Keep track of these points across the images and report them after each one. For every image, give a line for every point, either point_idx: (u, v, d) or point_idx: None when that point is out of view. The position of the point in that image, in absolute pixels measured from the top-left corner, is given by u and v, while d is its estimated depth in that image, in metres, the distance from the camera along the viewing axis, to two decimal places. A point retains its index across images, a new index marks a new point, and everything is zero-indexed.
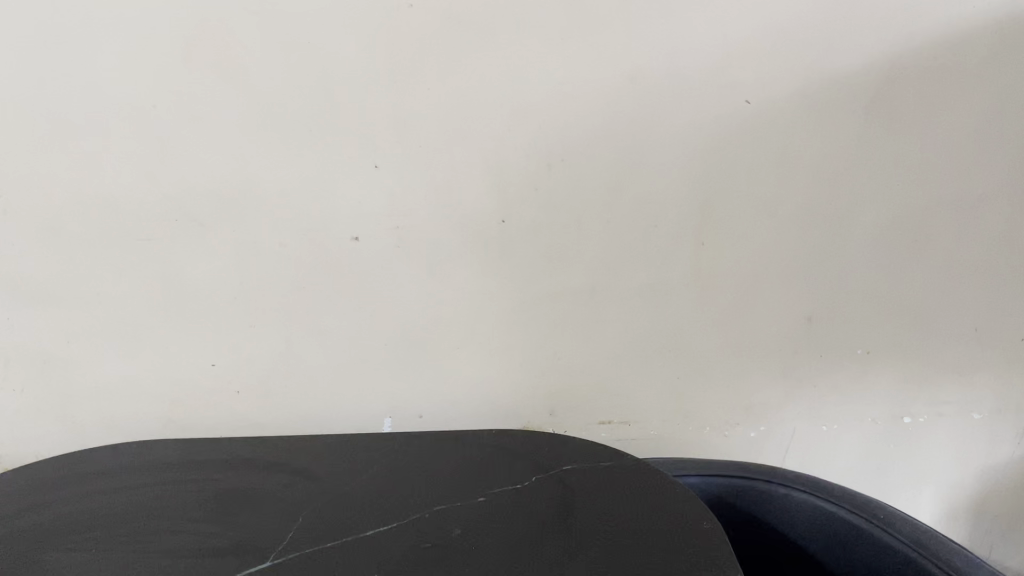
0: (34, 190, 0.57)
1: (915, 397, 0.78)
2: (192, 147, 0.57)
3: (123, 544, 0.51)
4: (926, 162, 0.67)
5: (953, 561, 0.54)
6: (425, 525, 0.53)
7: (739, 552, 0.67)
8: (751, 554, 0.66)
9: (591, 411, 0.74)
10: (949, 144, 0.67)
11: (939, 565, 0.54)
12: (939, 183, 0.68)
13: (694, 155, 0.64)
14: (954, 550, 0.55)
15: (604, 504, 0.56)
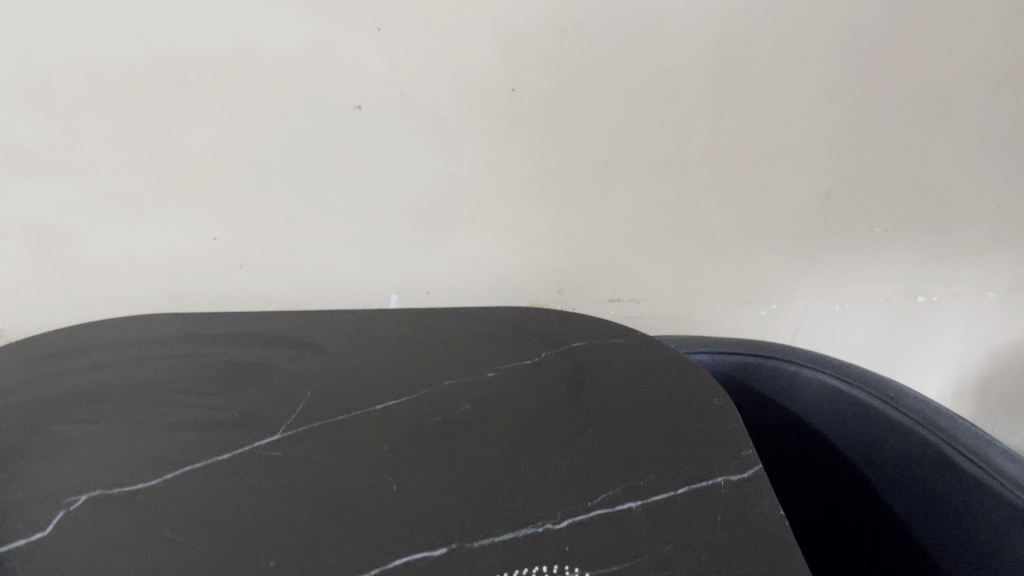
0: (15, 53, 0.53)
1: (931, 275, 0.76)
2: (181, 4, 0.54)
3: (133, 416, 0.51)
4: (963, 28, 0.63)
5: (961, 436, 0.53)
6: (433, 399, 0.54)
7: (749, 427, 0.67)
8: (760, 430, 0.66)
9: (601, 288, 0.73)
10: (989, 9, 0.63)
11: (945, 439, 0.53)
12: (973, 53, 0.65)
13: (716, 20, 0.60)
14: (963, 426, 0.54)
15: (612, 380, 0.55)
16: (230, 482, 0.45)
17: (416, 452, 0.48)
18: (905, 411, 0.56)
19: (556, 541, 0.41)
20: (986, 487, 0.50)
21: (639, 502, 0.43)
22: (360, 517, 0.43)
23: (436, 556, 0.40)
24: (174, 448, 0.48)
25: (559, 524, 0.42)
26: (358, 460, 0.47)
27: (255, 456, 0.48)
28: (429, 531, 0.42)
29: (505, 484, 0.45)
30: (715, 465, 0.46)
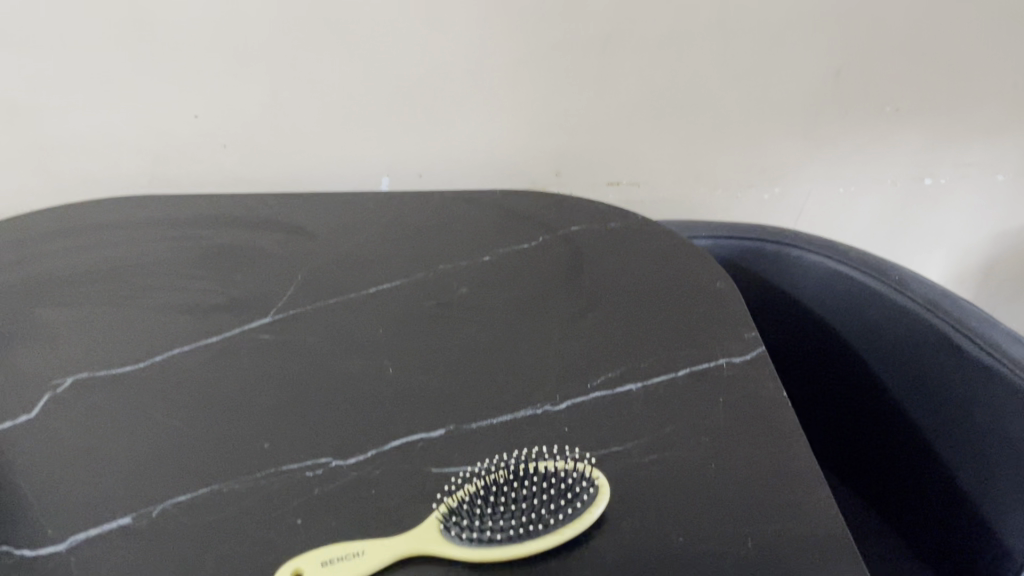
0: None
1: (941, 157, 0.74)
2: None
3: (116, 300, 0.50)
4: None
5: (966, 318, 0.52)
6: (428, 282, 0.52)
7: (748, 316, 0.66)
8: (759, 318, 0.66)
9: (599, 170, 0.71)
10: None
11: (949, 321, 0.52)
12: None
13: None
14: (968, 308, 0.52)
15: (613, 264, 0.54)
16: (222, 366, 0.45)
17: (412, 335, 0.47)
18: (908, 295, 0.55)
19: (556, 422, 0.41)
20: (987, 369, 0.49)
21: (640, 383, 0.43)
22: (355, 400, 0.42)
23: (435, 438, 0.40)
24: (161, 331, 0.47)
25: (559, 405, 0.42)
26: (353, 343, 0.46)
27: (246, 341, 0.46)
28: (426, 413, 0.42)
29: (503, 366, 0.44)
30: (718, 347, 0.45)
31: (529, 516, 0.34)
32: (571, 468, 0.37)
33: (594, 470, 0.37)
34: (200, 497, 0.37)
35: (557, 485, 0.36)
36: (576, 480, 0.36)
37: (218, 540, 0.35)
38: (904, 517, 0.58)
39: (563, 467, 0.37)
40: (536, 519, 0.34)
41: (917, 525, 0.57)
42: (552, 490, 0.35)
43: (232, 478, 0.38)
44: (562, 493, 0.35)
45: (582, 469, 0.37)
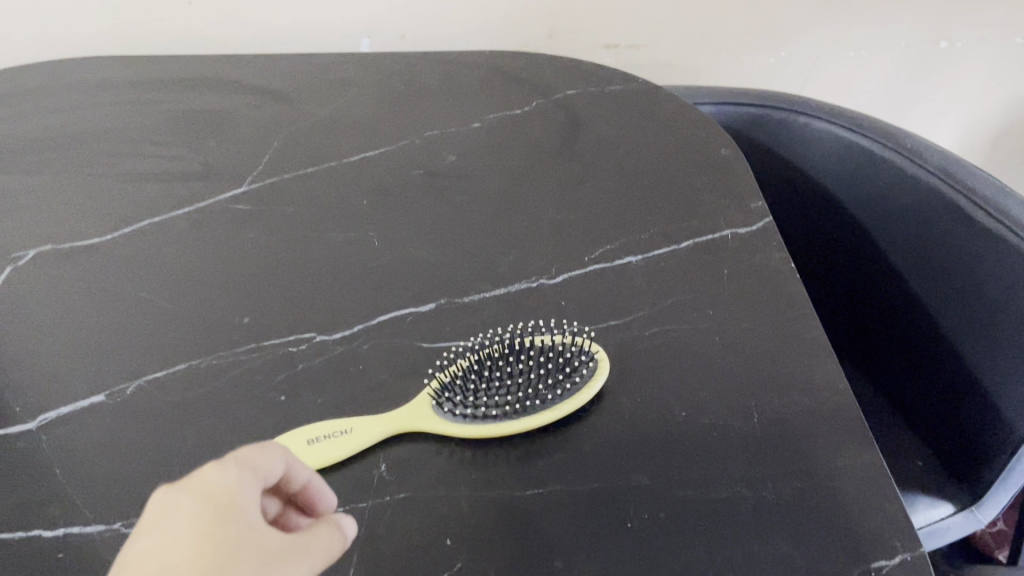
0: None
1: (958, 19, 0.68)
2: None
3: (81, 166, 0.47)
4: None
5: (977, 187, 0.48)
6: (413, 150, 0.49)
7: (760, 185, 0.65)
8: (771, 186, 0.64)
9: (594, 32, 0.66)
10: None
11: (958, 190, 0.49)
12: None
13: None
14: (981, 177, 0.49)
15: (613, 131, 0.50)
16: (196, 238, 0.42)
17: (398, 206, 0.44)
18: (922, 164, 0.51)
19: (551, 296, 0.38)
20: (1000, 240, 0.46)
21: (641, 255, 0.40)
22: (339, 274, 0.40)
23: (424, 313, 0.38)
24: (129, 203, 0.44)
25: (554, 279, 0.39)
26: (336, 213, 0.44)
27: (220, 212, 0.44)
28: (414, 287, 0.39)
29: (494, 239, 0.42)
30: (722, 219, 0.42)
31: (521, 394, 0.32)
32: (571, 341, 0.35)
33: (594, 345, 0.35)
34: (176, 373, 0.35)
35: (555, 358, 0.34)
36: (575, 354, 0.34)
37: (195, 416, 0.33)
38: (908, 391, 0.57)
39: (562, 341, 0.34)
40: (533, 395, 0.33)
41: (919, 401, 0.55)
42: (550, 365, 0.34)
43: (210, 354, 0.36)
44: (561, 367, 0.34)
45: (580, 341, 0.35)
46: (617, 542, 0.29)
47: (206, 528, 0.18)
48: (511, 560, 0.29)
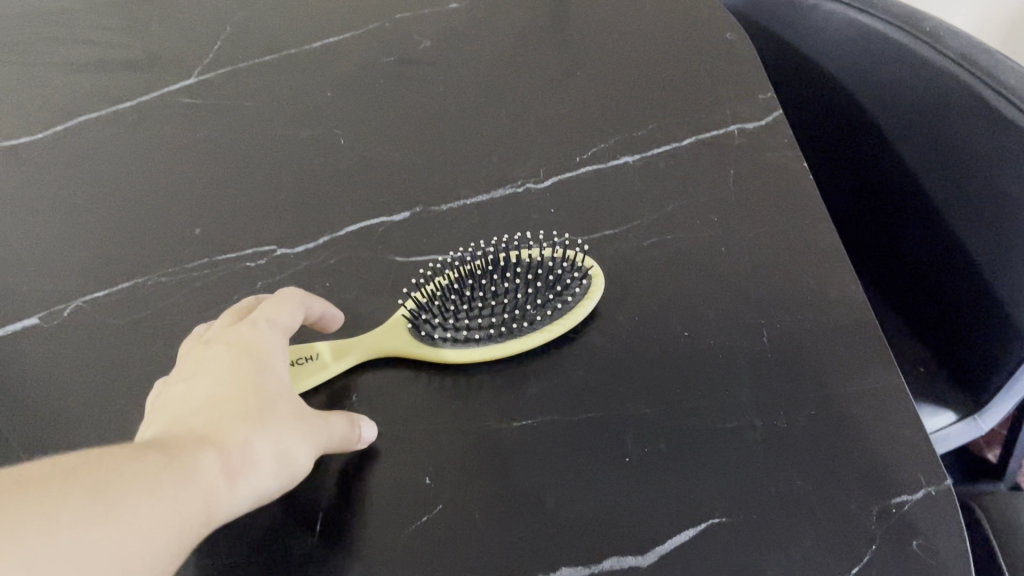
0: None
1: None
2: None
3: (9, 57, 0.42)
4: None
5: (991, 71, 0.43)
6: (384, 32, 0.43)
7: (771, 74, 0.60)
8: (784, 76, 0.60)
9: None
10: None
11: (971, 76, 0.44)
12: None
13: None
14: (997, 60, 0.44)
15: (607, 10, 0.45)
16: (141, 137, 0.38)
17: (367, 99, 0.40)
18: (940, 49, 0.46)
19: (539, 203, 0.35)
20: (1015, 134, 0.41)
21: (639, 155, 0.36)
22: (301, 178, 0.36)
23: (397, 223, 0.34)
24: (65, 97, 0.40)
25: (543, 184, 0.35)
26: (296, 108, 0.39)
27: (165, 108, 0.39)
28: (386, 193, 0.35)
29: (475, 138, 0.38)
30: (729, 111, 0.38)
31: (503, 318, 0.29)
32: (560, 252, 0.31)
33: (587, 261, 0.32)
34: (121, 293, 0.32)
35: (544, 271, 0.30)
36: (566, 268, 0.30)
37: (143, 340, 0.30)
38: (921, 292, 0.53)
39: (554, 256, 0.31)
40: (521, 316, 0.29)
41: (928, 301, 0.53)
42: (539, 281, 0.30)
43: (158, 271, 0.32)
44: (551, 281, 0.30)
45: (570, 254, 0.31)
46: (611, 477, 0.26)
47: (246, 365, 0.25)
48: (494, 499, 0.26)
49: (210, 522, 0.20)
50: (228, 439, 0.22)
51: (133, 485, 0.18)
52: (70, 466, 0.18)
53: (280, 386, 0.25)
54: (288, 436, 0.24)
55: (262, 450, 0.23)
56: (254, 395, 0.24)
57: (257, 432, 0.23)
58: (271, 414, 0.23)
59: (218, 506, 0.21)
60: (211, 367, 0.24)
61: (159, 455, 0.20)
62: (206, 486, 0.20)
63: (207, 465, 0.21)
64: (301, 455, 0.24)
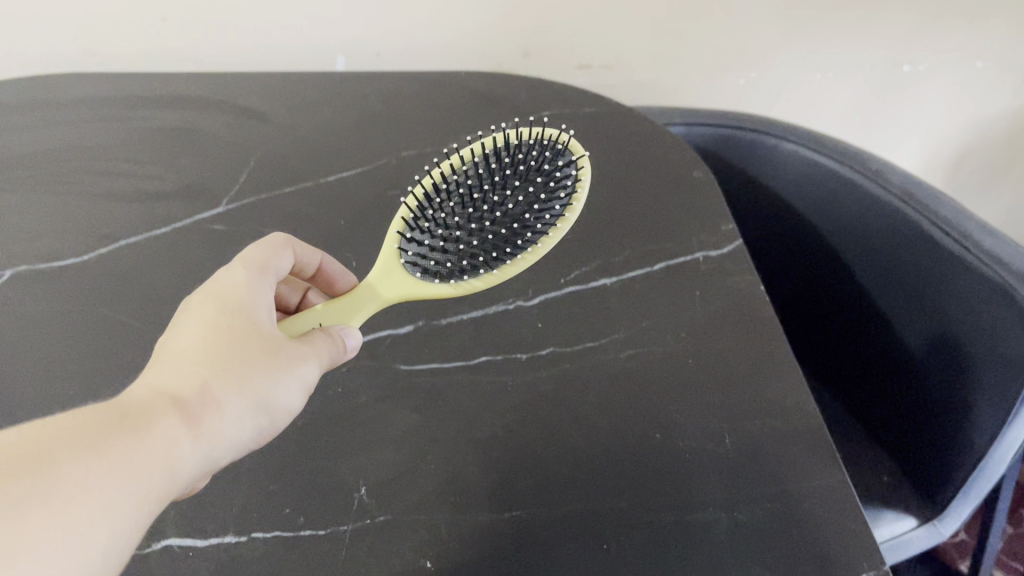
0: None
1: (919, 43, 0.68)
2: None
3: (56, 185, 0.47)
4: None
5: (940, 209, 0.49)
6: (390, 169, 0.49)
7: (736, 201, 0.65)
8: (747, 204, 0.65)
9: (568, 54, 0.68)
10: None
11: (921, 211, 0.50)
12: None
13: None
14: (944, 201, 0.50)
15: (586, 150, 0.51)
16: (174, 258, 0.42)
17: (376, 227, 0.45)
18: (886, 186, 0.52)
19: (528, 318, 0.39)
20: (960, 260, 0.47)
21: (614, 278, 0.41)
22: None
23: (401, 335, 0.38)
24: (105, 222, 0.44)
25: (531, 302, 0.40)
26: (313, 236, 0.44)
27: (198, 232, 0.44)
28: (390, 310, 0.40)
29: None
30: (695, 241, 0.43)
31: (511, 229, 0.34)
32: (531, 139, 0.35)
33: (567, 139, 0.37)
34: None
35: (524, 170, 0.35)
36: (548, 156, 0.35)
37: None
38: (882, 408, 0.57)
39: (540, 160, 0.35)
40: (520, 226, 0.34)
41: (888, 407, 0.57)
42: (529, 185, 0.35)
43: None
44: (537, 178, 0.35)
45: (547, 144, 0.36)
46: (592, 563, 0.30)
47: (226, 321, 0.28)
48: None
49: (178, 477, 0.24)
50: (195, 397, 0.26)
51: (90, 454, 0.22)
52: (29, 442, 0.21)
53: (258, 330, 0.28)
54: (260, 382, 0.27)
55: (232, 409, 0.26)
56: (229, 347, 0.27)
57: (223, 386, 0.26)
58: (247, 366, 0.27)
59: (180, 461, 0.24)
60: (198, 319, 0.28)
61: (119, 417, 0.23)
62: (167, 455, 0.24)
63: (175, 433, 0.24)
64: (279, 396, 0.28)
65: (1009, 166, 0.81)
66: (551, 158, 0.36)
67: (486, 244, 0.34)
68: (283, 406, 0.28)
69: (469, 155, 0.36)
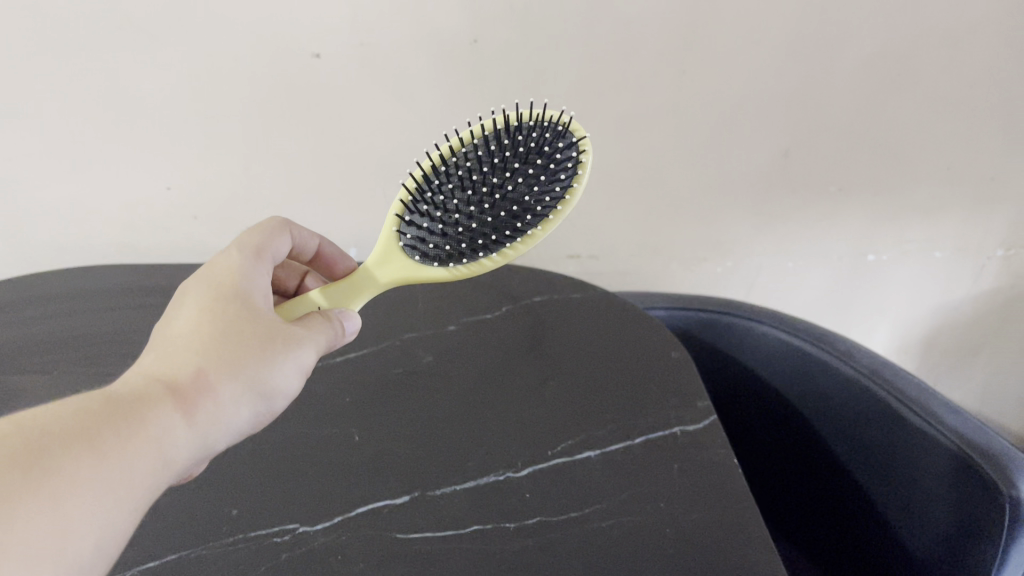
0: None
1: (881, 236, 0.75)
2: None
3: (88, 364, 0.51)
4: None
5: (905, 388, 0.53)
6: (393, 353, 0.54)
7: (719, 381, 0.69)
8: (729, 384, 0.68)
9: (559, 245, 0.75)
10: None
11: (888, 389, 0.53)
12: (959, 15, 0.58)
13: None
14: (909, 380, 0.54)
15: (573, 333, 0.56)
16: None
17: (379, 403, 0.49)
18: (853, 365, 0.56)
19: (517, 489, 0.42)
20: (926, 434, 0.50)
21: (598, 450, 0.44)
22: (320, 467, 0.43)
23: (399, 504, 0.41)
24: None
25: (520, 473, 0.43)
26: (321, 413, 0.48)
27: None
28: (389, 480, 0.42)
29: (464, 435, 0.46)
30: (673, 417, 0.47)
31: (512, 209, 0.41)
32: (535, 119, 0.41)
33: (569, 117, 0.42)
34: (166, 563, 0.38)
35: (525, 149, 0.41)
36: (548, 139, 0.41)
37: None
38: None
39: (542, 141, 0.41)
40: (520, 210, 0.41)
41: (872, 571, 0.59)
42: (531, 167, 0.41)
43: (198, 545, 0.39)
44: (539, 159, 0.41)
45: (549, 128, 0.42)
46: None
47: (225, 317, 0.34)
48: None
49: (181, 452, 0.29)
50: (197, 384, 0.31)
51: (110, 430, 0.27)
52: (58, 416, 0.26)
53: (249, 326, 0.34)
54: (254, 366, 0.33)
55: (227, 396, 0.32)
56: (223, 338, 0.33)
57: (218, 375, 0.32)
58: (242, 352, 0.33)
59: (180, 440, 0.29)
60: (197, 316, 0.34)
61: (131, 401, 0.28)
62: (170, 432, 0.29)
63: (177, 417, 0.29)
64: (269, 378, 0.34)
65: (977, 346, 0.86)
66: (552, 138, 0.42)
67: (484, 227, 0.41)
68: (273, 390, 0.34)
69: (473, 132, 0.42)
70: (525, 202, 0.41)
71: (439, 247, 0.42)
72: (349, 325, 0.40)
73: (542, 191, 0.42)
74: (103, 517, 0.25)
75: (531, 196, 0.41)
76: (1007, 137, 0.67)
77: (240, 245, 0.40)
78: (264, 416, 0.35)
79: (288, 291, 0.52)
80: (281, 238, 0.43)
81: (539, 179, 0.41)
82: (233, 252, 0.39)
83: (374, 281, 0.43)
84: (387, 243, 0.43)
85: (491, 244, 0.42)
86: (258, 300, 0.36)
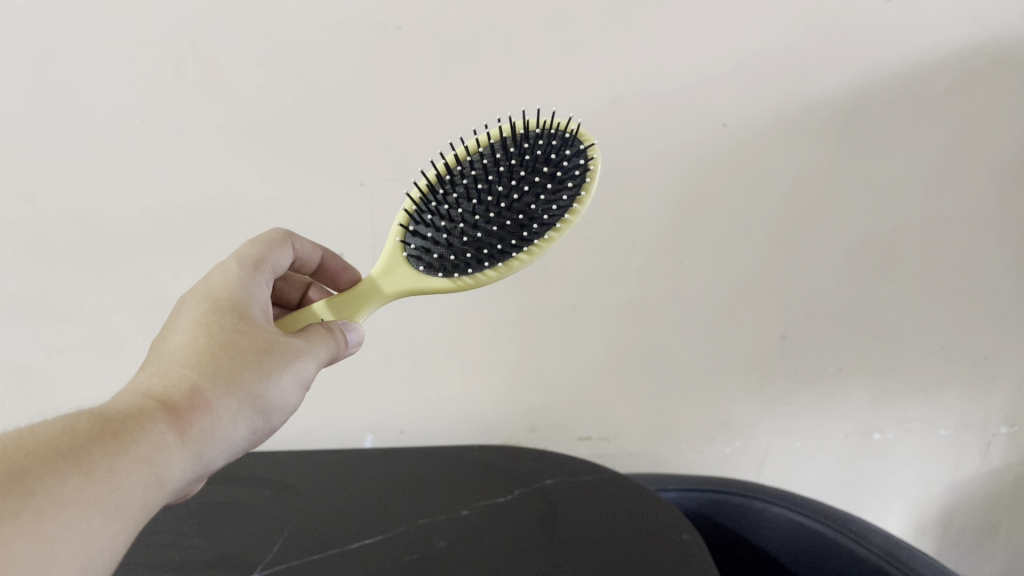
0: (23, 217, 0.56)
1: (885, 415, 0.77)
2: (167, 169, 0.55)
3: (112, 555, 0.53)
4: (905, 184, 0.61)
5: (920, 567, 0.53)
6: (407, 537, 0.55)
7: (732, 564, 0.68)
8: (742, 567, 0.68)
9: (569, 429, 0.77)
10: (928, 166, 0.60)
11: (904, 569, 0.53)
12: (934, 208, 0.63)
13: (677, 189, 0.60)
14: (922, 560, 0.54)
15: (585, 514, 0.57)
16: None
17: None
18: (866, 545, 0.56)
19: None
20: None
21: None
22: None
23: None
24: None
25: None
26: None
27: None
28: None
29: None
30: None
31: (519, 214, 0.45)
32: (542, 128, 0.44)
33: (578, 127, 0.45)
34: None
35: (530, 158, 0.44)
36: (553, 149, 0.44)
37: None
38: None
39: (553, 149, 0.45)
40: (528, 219, 0.45)
41: None
42: (539, 175, 0.45)
43: None
44: (546, 168, 0.44)
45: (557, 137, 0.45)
46: None
47: (223, 336, 0.37)
48: None
49: (171, 470, 0.32)
50: (192, 401, 0.34)
51: (98, 453, 0.29)
52: (51, 441, 0.28)
53: (246, 345, 0.37)
54: (248, 381, 0.36)
55: (219, 413, 0.35)
56: (218, 356, 0.36)
57: (213, 392, 0.35)
58: (235, 368, 0.36)
59: (170, 455, 0.32)
60: (198, 336, 0.37)
61: (122, 423, 0.31)
62: (159, 447, 0.31)
63: (167, 433, 0.32)
64: (263, 393, 0.37)
65: (995, 524, 0.85)
66: (560, 145, 0.45)
67: (490, 237, 0.45)
68: (267, 404, 0.37)
69: (478, 142, 0.44)
70: (531, 211, 0.45)
71: (444, 257, 0.46)
72: (353, 337, 0.43)
73: (549, 199, 0.45)
74: (85, 539, 0.27)
75: (536, 205, 0.45)
76: (996, 319, 0.70)
77: (232, 266, 0.43)
78: (259, 428, 0.37)
79: (292, 302, 0.56)
80: (281, 250, 0.48)
81: (544, 187, 0.45)
82: (224, 274, 0.42)
83: (380, 291, 0.46)
84: (393, 255, 0.47)
85: (497, 254, 0.46)
86: (256, 319, 0.40)
